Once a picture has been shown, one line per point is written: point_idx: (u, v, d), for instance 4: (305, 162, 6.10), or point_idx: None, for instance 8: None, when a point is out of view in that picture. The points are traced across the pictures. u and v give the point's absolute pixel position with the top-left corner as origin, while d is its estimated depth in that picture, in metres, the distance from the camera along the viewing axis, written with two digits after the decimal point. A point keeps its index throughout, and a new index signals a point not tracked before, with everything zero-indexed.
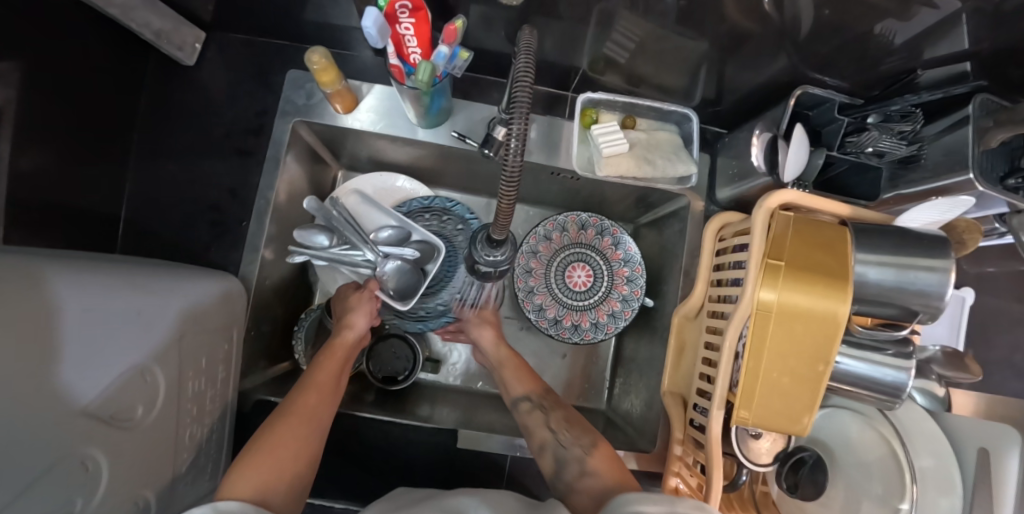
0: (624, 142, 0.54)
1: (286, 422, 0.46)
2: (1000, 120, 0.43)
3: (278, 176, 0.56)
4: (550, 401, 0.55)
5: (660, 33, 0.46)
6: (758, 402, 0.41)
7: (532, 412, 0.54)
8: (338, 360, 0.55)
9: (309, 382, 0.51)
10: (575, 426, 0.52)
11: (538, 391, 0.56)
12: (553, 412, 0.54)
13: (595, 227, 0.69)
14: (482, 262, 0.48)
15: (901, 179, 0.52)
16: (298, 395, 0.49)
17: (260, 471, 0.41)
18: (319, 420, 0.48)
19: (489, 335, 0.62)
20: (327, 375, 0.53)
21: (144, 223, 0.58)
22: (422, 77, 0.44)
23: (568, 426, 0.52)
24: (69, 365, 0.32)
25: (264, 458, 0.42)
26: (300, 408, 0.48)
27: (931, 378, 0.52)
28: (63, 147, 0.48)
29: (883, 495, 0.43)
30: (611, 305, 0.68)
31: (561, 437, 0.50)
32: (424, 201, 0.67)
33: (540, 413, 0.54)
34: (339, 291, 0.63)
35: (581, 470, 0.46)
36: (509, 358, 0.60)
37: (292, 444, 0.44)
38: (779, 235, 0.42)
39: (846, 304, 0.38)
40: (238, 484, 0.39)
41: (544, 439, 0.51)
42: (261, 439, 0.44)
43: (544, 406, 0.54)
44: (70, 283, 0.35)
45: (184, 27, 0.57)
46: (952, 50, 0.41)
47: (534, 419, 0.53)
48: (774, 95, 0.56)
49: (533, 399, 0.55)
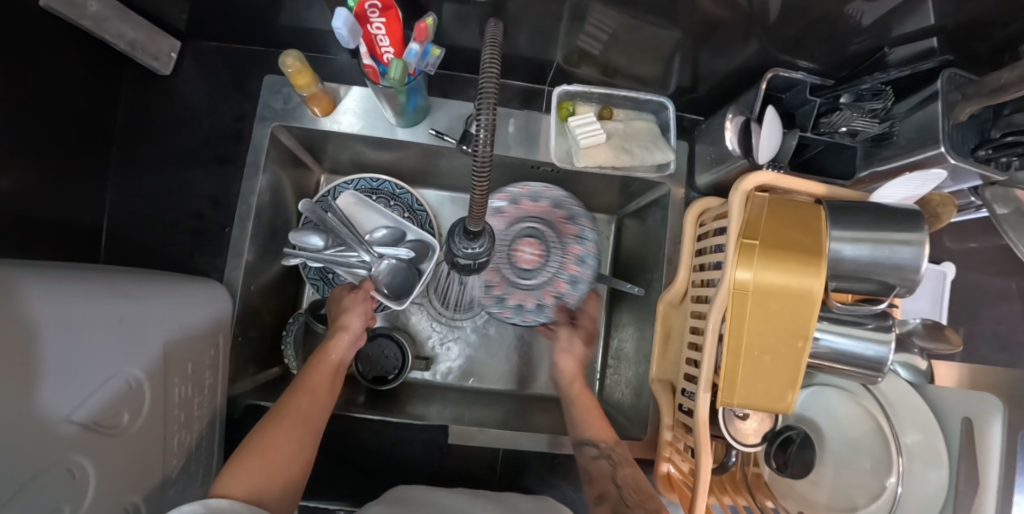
0: (601, 132, 0.55)
1: (280, 423, 0.46)
2: (968, 93, 0.44)
3: (258, 181, 0.56)
4: (621, 455, 0.52)
5: (632, 23, 0.47)
6: (741, 381, 0.42)
7: (598, 461, 0.52)
8: (330, 363, 0.55)
9: (302, 386, 0.51)
10: (644, 490, 0.48)
11: (610, 440, 0.53)
12: (623, 468, 0.51)
13: (507, 200, 0.65)
14: (460, 255, 0.47)
15: (875, 157, 0.53)
16: (291, 397, 0.49)
17: (253, 471, 0.41)
18: (312, 420, 0.48)
19: (573, 364, 0.63)
20: (321, 378, 0.53)
21: (126, 233, 0.58)
22: (394, 76, 0.44)
23: (637, 486, 0.49)
24: (53, 380, 0.31)
25: (256, 459, 0.42)
26: (293, 410, 0.48)
27: (913, 353, 0.52)
28: (44, 160, 0.48)
29: (870, 470, 0.45)
30: (573, 250, 0.66)
31: (628, 496, 0.48)
32: (372, 183, 0.67)
33: (607, 464, 0.51)
34: (335, 292, 0.63)
35: None
36: (584, 401, 0.59)
37: (284, 444, 0.45)
38: (754, 217, 0.42)
39: (820, 279, 0.39)
40: (230, 482, 0.39)
41: (607, 491, 0.50)
42: (254, 439, 0.44)
43: (613, 458, 0.52)
44: (59, 292, 0.35)
45: (157, 36, 0.58)
46: (918, 26, 0.42)
47: (598, 468, 0.51)
48: (747, 80, 0.56)
49: (602, 448, 0.52)
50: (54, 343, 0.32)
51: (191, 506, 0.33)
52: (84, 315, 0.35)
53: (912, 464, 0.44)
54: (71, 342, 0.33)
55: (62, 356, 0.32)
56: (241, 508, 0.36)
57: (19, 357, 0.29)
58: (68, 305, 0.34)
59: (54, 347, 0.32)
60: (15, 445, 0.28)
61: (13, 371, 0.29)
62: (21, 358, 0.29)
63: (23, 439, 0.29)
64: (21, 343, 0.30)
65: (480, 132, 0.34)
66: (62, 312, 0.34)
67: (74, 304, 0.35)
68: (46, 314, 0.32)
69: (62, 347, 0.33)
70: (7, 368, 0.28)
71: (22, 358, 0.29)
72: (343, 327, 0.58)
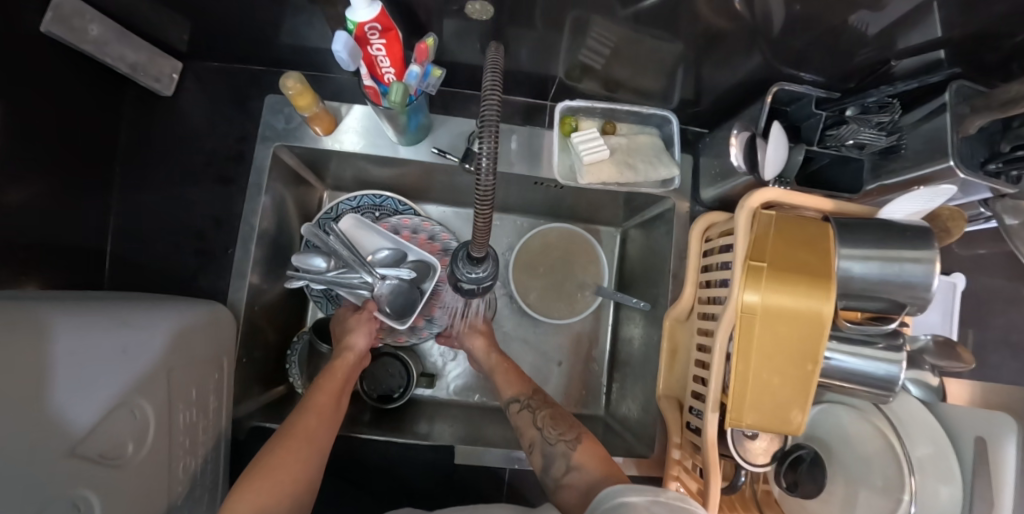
0: (605, 148, 0.54)
1: (287, 444, 0.46)
2: (977, 106, 0.43)
3: (260, 201, 0.56)
4: (538, 400, 0.57)
5: (633, 37, 0.47)
6: (751, 404, 0.41)
7: (522, 413, 0.56)
8: (336, 382, 0.55)
9: (309, 406, 0.51)
10: (560, 422, 0.53)
11: (526, 391, 0.58)
12: (540, 411, 0.55)
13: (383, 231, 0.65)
14: (464, 280, 0.47)
15: (883, 170, 0.52)
16: (298, 418, 0.49)
17: (259, 494, 0.41)
18: (319, 441, 0.48)
19: (479, 343, 0.63)
20: (328, 396, 0.53)
21: (130, 256, 0.58)
22: (395, 98, 0.44)
23: (554, 423, 0.54)
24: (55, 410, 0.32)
25: (263, 481, 0.42)
26: (300, 430, 0.48)
27: (924, 370, 0.51)
28: (46, 184, 0.48)
29: (882, 487, 0.44)
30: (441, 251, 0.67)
31: (548, 433, 0.52)
32: (375, 199, 0.67)
33: (528, 413, 0.56)
34: (336, 313, 0.64)
35: (567, 465, 0.48)
36: (500, 363, 0.62)
37: (292, 466, 0.44)
38: (761, 235, 0.41)
39: (829, 301, 0.38)
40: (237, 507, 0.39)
41: (533, 438, 0.53)
42: (262, 461, 0.44)
43: (532, 406, 0.56)
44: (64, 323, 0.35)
45: (160, 58, 0.58)
46: (925, 38, 0.41)
47: (522, 419, 0.55)
48: (752, 93, 0.56)
49: (521, 401, 0.57)
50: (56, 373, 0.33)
51: None
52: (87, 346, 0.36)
53: (924, 481, 0.43)
54: (70, 374, 0.34)
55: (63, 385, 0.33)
56: None
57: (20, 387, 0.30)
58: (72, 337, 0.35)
59: (52, 381, 0.33)
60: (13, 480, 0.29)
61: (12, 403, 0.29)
62: (17, 393, 0.30)
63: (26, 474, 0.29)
64: None
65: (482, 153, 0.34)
66: (63, 345, 0.35)
67: (75, 336, 0.36)
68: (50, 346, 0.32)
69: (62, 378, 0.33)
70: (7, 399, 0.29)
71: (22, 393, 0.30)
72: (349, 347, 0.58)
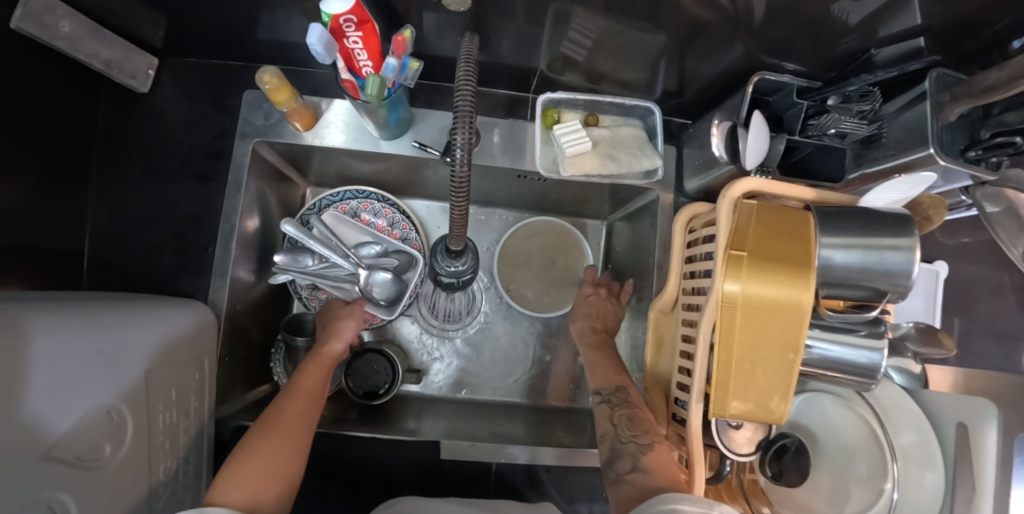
0: (587, 140, 0.54)
1: (275, 427, 0.45)
2: (957, 93, 0.43)
3: (240, 199, 0.56)
4: (620, 398, 0.52)
5: (615, 28, 0.46)
6: (734, 392, 0.41)
7: (601, 406, 0.53)
8: (323, 366, 0.54)
9: (296, 389, 0.50)
10: (638, 423, 0.49)
11: (614, 386, 0.54)
12: (619, 408, 0.51)
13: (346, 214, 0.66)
14: (444, 273, 0.47)
15: (865, 159, 0.52)
16: (285, 402, 0.48)
17: (252, 472, 0.40)
18: (307, 423, 0.48)
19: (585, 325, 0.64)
20: (314, 380, 0.52)
21: (107, 256, 0.57)
22: (371, 91, 0.44)
23: (630, 421, 0.49)
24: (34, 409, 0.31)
25: (253, 461, 0.41)
26: (287, 412, 0.47)
27: (906, 356, 0.51)
28: (20, 185, 0.47)
29: (867, 475, 0.44)
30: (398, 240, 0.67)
31: (621, 432, 0.48)
32: (359, 194, 0.65)
33: (606, 407, 0.52)
34: (326, 304, 0.63)
35: (632, 465, 0.45)
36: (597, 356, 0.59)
37: (280, 447, 0.44)
38: (742, 225, 0.41)
39: (809, 290, 0.38)
40: (230, 486, 0.39)
41: (605, 431, 0.50)
42: (250, 442, 0.44)
43: (611, 401, 0.52)
44: (38, 320, 0.34)
45: (135, 54, 0.57)
46: (905, 27, 0.41)
47: (599, 413, 0.52)
48: (733, 83, 0.56)
49: (603, 394, 0.54)
50: (33, 375, 0.32)
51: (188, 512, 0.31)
52: (64, 347, 0.35)
53: (907, 468, 0.43)
54: (49, 375, 0.33)
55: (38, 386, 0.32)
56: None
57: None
58: (47, 337, 0.34)
59: (29, 383, 0.32)
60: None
61: None
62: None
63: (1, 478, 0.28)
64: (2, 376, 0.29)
65: (457, 147, 0.34)
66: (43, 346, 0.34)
67: (54, 336, 0.35)
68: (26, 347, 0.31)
69: (38, 380, 0.32)
70: None
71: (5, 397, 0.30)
72: (337, 333, 0.57)
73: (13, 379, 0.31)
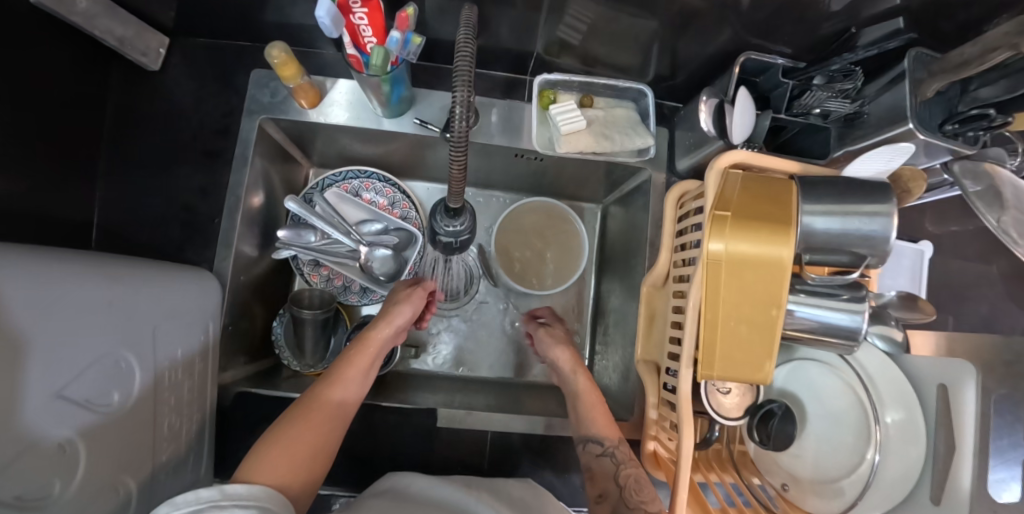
0: (581, 119, 0.56)
1: (310, 413, 0.46)
2: (933, 70, 0.46)
3: (246, 173, 0.57)
4: (625, 454, 0.52)
5: (608, 13, 0.49)
6: (720, 349, 0.43)
7: (602, 459, 0.52)
8: (368, 354, 0.54)
9: (339, 377, 0.50)
10: (643, 487, 0.48)
11: (614, 438, 0.53)
12: (626, 465, 0.51)
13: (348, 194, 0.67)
14: (444, 232, 0.50)
15: (848, 137, 0.54)
16: (327, 386, 0.49)
17: (284, 452, 0.41)
18: (341, 415, 0.48)
19: (566, 356, 0.62)
20: (356, 370, 0.52)
21: (116, 227, 0.59)
22: (376, 62, 0.46)
23: (637, 485, 0.49)
24: (54, 349, 0.33)
25: (285, 444, 0.42)
26: (324, 403, 0.47)
27: (889, 324, 0.50)
28: (35, 152, 0.49)
29: (852, 443, 0.46)
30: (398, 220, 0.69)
31: (628, 496, 0.47)
32: (360, 174, 0.67)
33: (610, 463, 0.51)
34: (393, 288, 0.63)
35: None
36: (589, 394, 0.58)
37: (312, 435, 0.44)
38: (726, 192, 0.43)
39: (790, 247, 0.40)
40: (262, 462, 0.40)
41: (608, 490, 0.49)
42: (290, 419, 0.45)
43: (615, 456, 0.51)
44: (62, 268, 0.35)
45: (147, 33, 0.59)
46: (883, 7, 0.43)
47: (601, 467, 0.51)
48: (723, 65, 0.58)
49: (606, 446, 0.52)
50: (62, 316, 0.34)
51: (208, 492, 0.32)
52: (86, 295, 0.36)
53: (891, 439, 0.45)
54: (75, 318, 0.35)
55: (65, 328, 0.34)
56: (262, 491, 0.35)
57: (30, 323, 0.31)
58: (70, 283, 0.35)
59: (59, 324, 0.33)
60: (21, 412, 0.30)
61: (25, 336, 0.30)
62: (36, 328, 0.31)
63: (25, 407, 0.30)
64: (31, 313, 0.31)
65: (455, 124, 0.36)
66: (70, 291, 0.35)
67: (79, 282, 0.36)
68: (51, 291, 0.33)
69: (65, 322, 0.34)
70: (22, 331, 0.30)
71: (37, 332, 0.31)
72: (387, 320, 0.56)
73: (47, 317, 0.32)
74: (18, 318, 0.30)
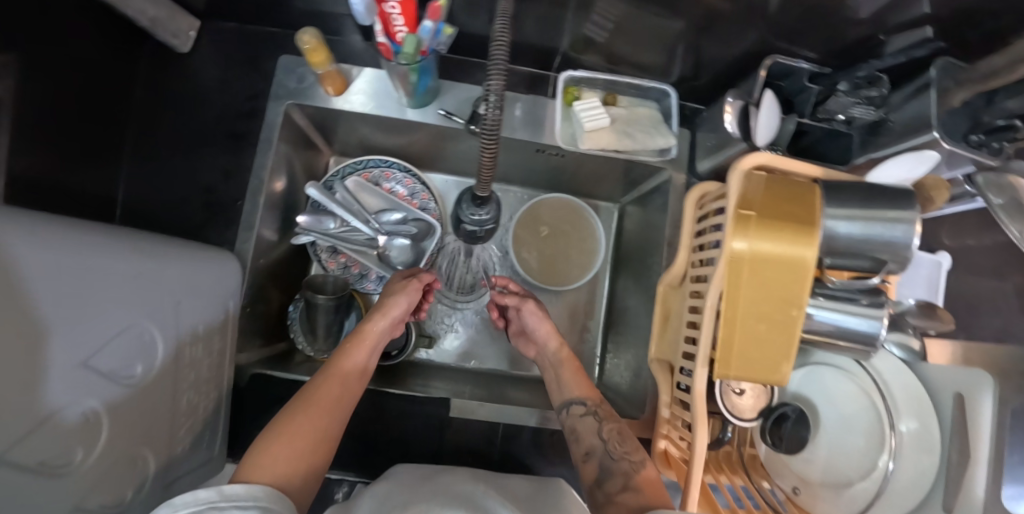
0: (605, 116, 0.57)
1: (308, 408, 0.45)
2: (960, 79, 0.45)
3: (270, 156, 0.58)
4: (605, 410, 0.54)
5: (635, 12, 0.49)
6: (738, 349, 0.43)
7: (585, 418, 0.53)
8: (363, 348, 0.54)
9: (335, 371, 0.50)
10: (627, 439, 0.50)
11: (594, 398, 0.56)
12: (607, 421, 0.52)
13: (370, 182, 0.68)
14: (468, 220, 0.52)
15: (871, 144, 0.55)
16: (325, 381, 0.49)
17: (283, 448, 0.41)
18: (340, 409, 0.47)
19: (550, 329, 0.63)
20: (352, 364, 0.52)
21: (139, 205, 0.60)
22: (408, 50, 0.47)
23: (621, 437, 0.51)
24: (86, 317, 0.33)
25: (283, 441, 0.42)
26: (322, 398, 0.47)
27: (907, 332, 0.51)
28: (63, 127, 0.50)
29: (864, 449, 0.46)
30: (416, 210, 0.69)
31: (612, 448, 0.49)
32: (381, 163, 0.68)
33: (593, 420, 0.53)
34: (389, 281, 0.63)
35: (625, 484, 0.45)
36: (569, 361, 0.61)
37: (309, 430, 0.44)
38: (750, 192, 0.43)
39: (813, 248, 0.40)
40: (261, 461, 0.39)
41: (593, 447, 0.50)
42: (288, 415, 0.45)
43: (598, 413, 0.53)
44: (94, 239, 0.36)
45: (178, 15, 0.60)
46: (912, 15, 0.43)
47: (584, 424, 0.53)
48: (748, 68, 0.58)
49: (588, 405, 0.54)
50: (93, 285, 0.34)
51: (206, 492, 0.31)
52: (116, 266, 0.36)
53: (904, 449, 0.44)
54: (104, 287, 0.35)
55: (95, 297, 0.34)
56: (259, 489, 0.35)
57: (65, 289, 0.31)
58: (103, 253, 0.35)
59: (89, 293, 0.33)
60: (51, 378, 0.30)
61: (61, 304, 0.30)
62: (68, 297, 0.31)
63: (56, 373, 0.30)
64: (67, 280, 0.31)
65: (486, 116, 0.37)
66: (102, 261, 0.35)
67: (110, 253, 0.36)
68: (85, 260, 0.33)
69: (96, 291, 0.34)
70: (57, 299, 0.30)
71: (71, 299, 0.31)
72: (383, 312, 0.57)
73: (79, 285, 0.32)
74: (53, 284, 0.30)
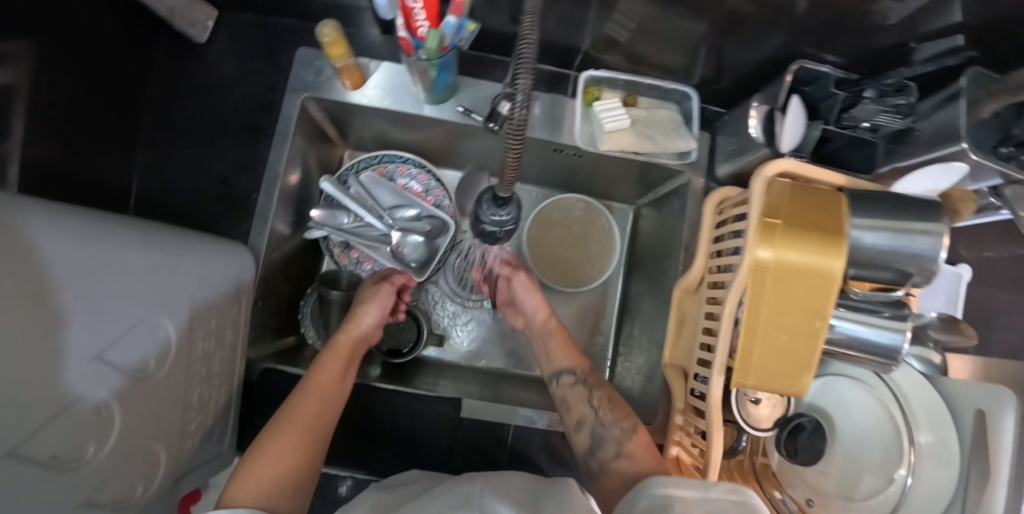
0: (626, 117, 0.56)
1: (286, 424, 0.46)
2: (992, 90, 0.44)
3: (285, 150, 0.57)
4: (594, 380, 0.57)
5: (659, 13, 0.48)
6: (758, 359, 0.42)
7: (574, 387, 0.56)
8: (339, 357, 0.54)
9: (311, 384, 0.50)
10: (617, 407, 0.53)
11: (583, 368, 0.58)
12: (596, 390, 0.55)
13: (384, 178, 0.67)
14: (487, 221, 0.52)
15: (896, 152, 0.54)
16: (304, 395, 0.49)
17: (264, 468, 0.41)
18: (321, 419, 0.47)
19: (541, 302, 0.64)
20: (329, 373, 0.52)
21: (154, 195, 0.60)
22: (430, 46, 0.46)
23: (610, 405, 0.53)
24: (103, 310, 0.32)
25: (264, 460, 0.42)
26: (300, 411, 0.47)
27: (928, 346, 0.50)
28: (78, 115, 0.49)
29: (881, 463, 0.46)
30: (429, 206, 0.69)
31: (603, 415, 0.52)
32: (395, 158, 0.67)
33: (582, 389, 0.55)
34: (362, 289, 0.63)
35: (617, 451, 0.48)
36: (557, 331, 0.62)
37: (289, 445, 0.44)
38: (776, 200, 0.42)
39: (841, 259, 0.39)
40: (244, 484, 0.40)
41: (584, 415, 0.53)
42: (268, 435, 0.45)
43: (587, 383, 0.56)
44: (112, 230, 0.35)
45: (196, 4, 0.59)
46: (944, 24, 0.42)
47: (574, 393, 0.55)
48: (773, 72, 0.57)
49: (577, 375, 0.57)
50: (111, 276, 0.33)
51: None
52: (134, 257, 0.36)
53: (924, 464, 0.43)
54: (123, 279, 0.34)
55: (113, 289, 0.33)
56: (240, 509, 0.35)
57: (84, 280, 0.30)
58: (121, 245, 0.35)
59: (107, 285, 0.33)
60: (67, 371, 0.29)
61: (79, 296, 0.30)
62: (87, 288, 0.31)
63: (72, 366, 0.30)
64: (84, 271, 0.31)
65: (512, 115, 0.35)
66: (121, 253, 0.35)
67: (129, 244, 0.36)
68: (104, 252, 0.33)
69: (114, 282, 0.33)
70: (75, 292, 0.30)
71: (90, 290, 0.31)
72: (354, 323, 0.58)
73: (100, 276, 0.32)
74: (72, 275, 0.29)
